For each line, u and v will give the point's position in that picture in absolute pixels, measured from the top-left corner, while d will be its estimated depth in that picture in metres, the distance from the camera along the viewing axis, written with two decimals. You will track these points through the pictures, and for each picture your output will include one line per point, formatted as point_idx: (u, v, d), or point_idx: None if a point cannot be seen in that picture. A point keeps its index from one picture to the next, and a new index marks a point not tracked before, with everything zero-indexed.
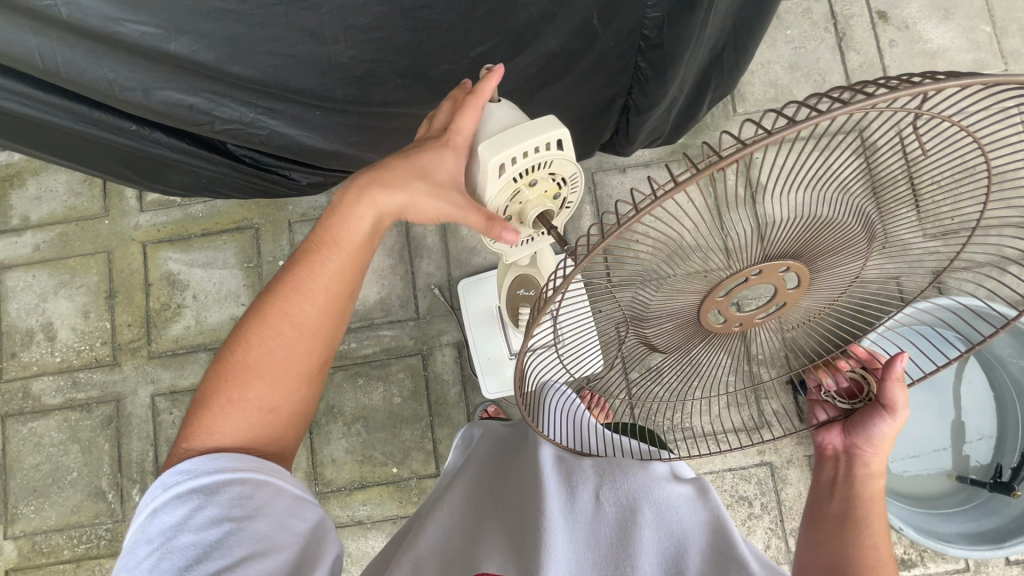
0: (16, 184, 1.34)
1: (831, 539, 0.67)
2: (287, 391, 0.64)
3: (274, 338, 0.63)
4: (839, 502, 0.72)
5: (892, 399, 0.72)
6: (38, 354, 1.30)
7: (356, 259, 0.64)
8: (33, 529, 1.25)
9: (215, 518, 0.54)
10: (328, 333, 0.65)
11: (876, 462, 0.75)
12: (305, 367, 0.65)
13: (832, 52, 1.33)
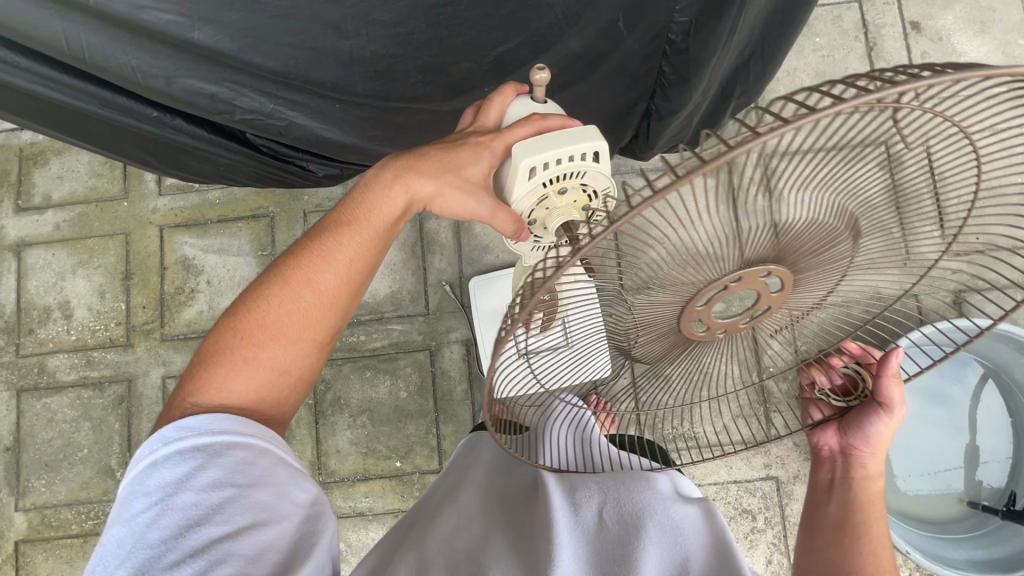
0: (39, 162, 1.36)
1: (833, 548, 0.66)
2: (299, 355, 0.63)
3: (293, 299, 0.62)
4: (836, 504, 0.71)
5: (887, 396, 0.69)
6: (55, 331, 1.32)
7: (383, 233, 0.64)
8: (43, 502, 1.28)
9: (217, 480, 0.53)
10: (344, 303, 0.65)
11: (873, 461, 0.73)
12: (319, 333, 0.64)
13: (861, 61, 1.29)
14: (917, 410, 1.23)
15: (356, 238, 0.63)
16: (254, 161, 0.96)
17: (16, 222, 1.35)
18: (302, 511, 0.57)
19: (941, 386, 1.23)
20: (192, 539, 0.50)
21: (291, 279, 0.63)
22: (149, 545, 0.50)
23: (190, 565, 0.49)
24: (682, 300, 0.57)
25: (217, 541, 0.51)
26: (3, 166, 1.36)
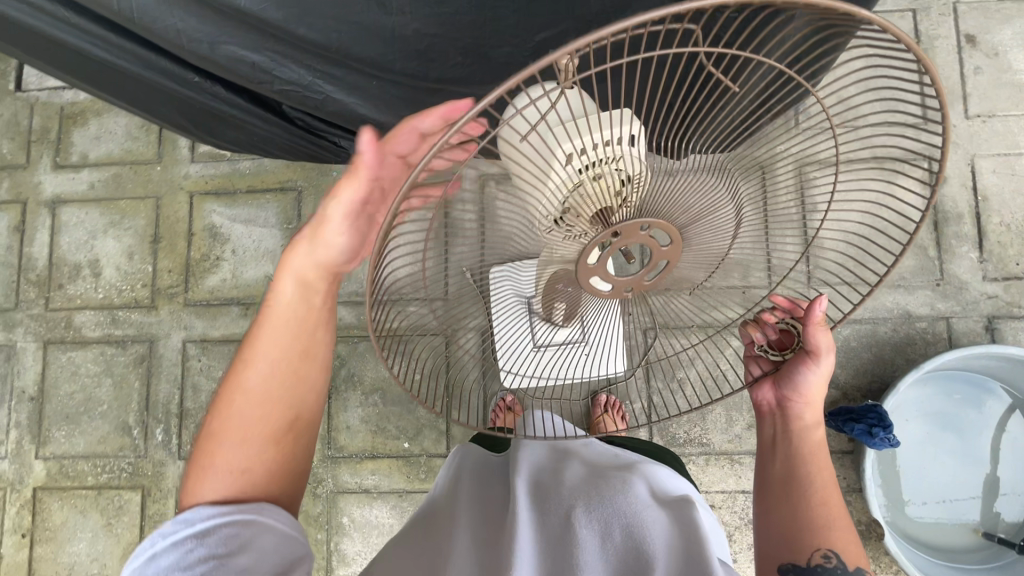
0: (79, 122, 1.39)
1: (781, 510, 0.64)
2: (257, 460, 0.54)
3: (229, 412, 0.54)
4: (782, 464, 0.66)
5: (815, 344, 0.61)
6: (83, 288, 1.35)
7: (301, 325, 0.55)
8: (62, 453, 1.32)
9: (205, 556, 0.47)
10: (292, 403, 0.55)
11: (810, 412, 0.66)
12: (277, 421, 0.55)
13: None
14: (931, 434, 1.20)
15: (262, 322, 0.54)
16: (286, 132, 0.96)
17: (53, 179, 1.38)
18: None
19: (959, 413, 1.20)
20: None
21: (220, 395, 0.55)
22: None
23: None
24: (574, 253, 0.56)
25: None
26: (43, 123, 1.39)
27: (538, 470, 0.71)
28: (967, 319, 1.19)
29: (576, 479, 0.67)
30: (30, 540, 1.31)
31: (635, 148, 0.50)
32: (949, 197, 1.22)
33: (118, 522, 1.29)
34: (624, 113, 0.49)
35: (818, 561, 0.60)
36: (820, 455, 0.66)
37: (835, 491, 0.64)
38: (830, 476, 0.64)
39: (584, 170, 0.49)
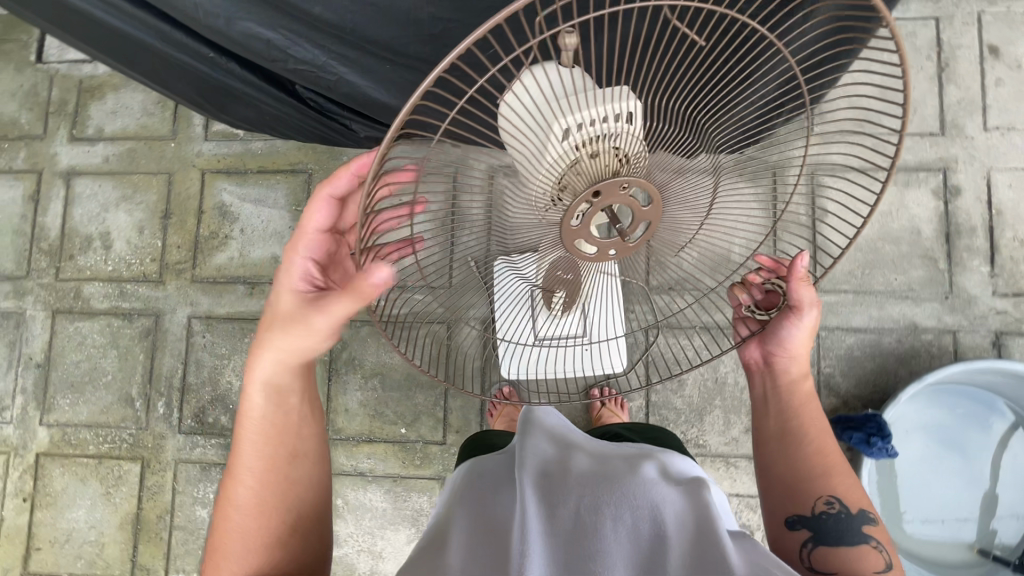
0: (96, 95, 1.40)
1: (778, 461, 0.71)
2: (254, 563, 0.64)
3: (229, 521, 0.66)
4: (775, 419, 0.74)
5: (797, 298, 0.67)
6: (93, 260, 1.37)
7: (268, 432, 0.68)
8: (65, 421, 1.34)
9: None
10: (276, 500, 0.67)
11: (795, 364, 0.74)
12: (274, 523, 0.67)
13: (931, 82, 1.24)
14: (931, 447, 1.19)
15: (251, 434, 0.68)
16: (299, 113, 0.97)
17: (68, 150, 1.40)
18: None
19: (963, 431, 1.19)
20: None
21: (219, 509, 0.68)
22: None
23: None
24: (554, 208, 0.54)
25: None
26: (62, 95, 1.41)
27: (543, 462, 0.62)
28: (975, 334, 1.18)
29: (587, 467, 0.60)
30: (30, 504, 1.33)
31: (632, 125, 0.50)
32: (962, 210, 1.21)
33: (117, 492, 1.31)
34: (625, 89, 0.48)
35: (821, 507, 0.66)
36: (810, 406, 0.73)
37: (828, 438, 0.71)
38: (821, 426, 0.72)
39: (582, 145, 0.49)
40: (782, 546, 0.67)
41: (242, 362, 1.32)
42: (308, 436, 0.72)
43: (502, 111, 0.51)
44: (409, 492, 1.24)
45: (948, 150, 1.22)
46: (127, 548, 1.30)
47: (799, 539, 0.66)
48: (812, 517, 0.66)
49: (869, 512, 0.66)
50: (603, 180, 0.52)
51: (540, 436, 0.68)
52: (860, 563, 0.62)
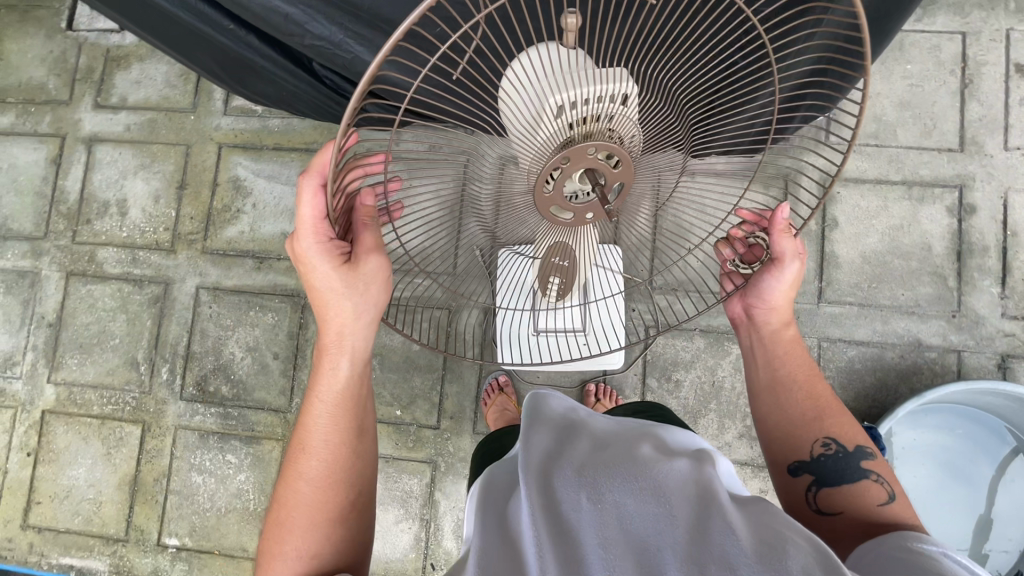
0: (122, 65, 1.43)
1: (770, 410, 0.75)
2: (318, 538, 0.64)
3: (293, 493, 0.66)
4: (765, 369, 0.77)
5: (779, 250, 0.71)
6: (109, 225, 1.40)
7: (339, 407, 0.67)
8: (72, 380, 1.37)
9: None
10: (345, 475, 0.67)
11: (777, 316, 0.77)
12: (339, 498, 0.66)
13: (952, 97, 1.22)
14: (926, 467, 1.19)
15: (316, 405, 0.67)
16: (326, 96, 1.00)
17: (92, 117, 1.43)
18: None
19: (971, 464, 1.19)
20: None
21: (286, 482, 0.67)
22: None
23: None
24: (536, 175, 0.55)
25: None
26: (89, 63, 1.44)
27: (547, 451, 0.59)
28: (980, 355, 1.16)
29: (597, 453, 0.56)
30: (34, 459, 1.36)
31: (624, 107, 0.52)
32: (976, 228, 1.19)
33: (117, 452, 1.34)
34: (620, 71, 0.49)
35: (819, 449, 0.69)
36: (795, 351, 0.77)
37: (817, 379, 0.74)
38: (808, 368, 0.75)
39: (573, 124, 0.51)
40: (791, 494, 0.69)
41: (246, 335, 1.34)
42: (372, 412, 0.73)
43: (503, 82, 0.51)
44: (400, 473, 1.25)
45: (965, 167, 1.20)
46: (123, 509, 1.33)
47: (802, 484, 0.69)
48: (811, 460, 0.69)
49: (865, 447, 0.68)
50: (575, 143, 0.52)
51: (542, 423, 0.65)
52: (863, 497, 0.64)
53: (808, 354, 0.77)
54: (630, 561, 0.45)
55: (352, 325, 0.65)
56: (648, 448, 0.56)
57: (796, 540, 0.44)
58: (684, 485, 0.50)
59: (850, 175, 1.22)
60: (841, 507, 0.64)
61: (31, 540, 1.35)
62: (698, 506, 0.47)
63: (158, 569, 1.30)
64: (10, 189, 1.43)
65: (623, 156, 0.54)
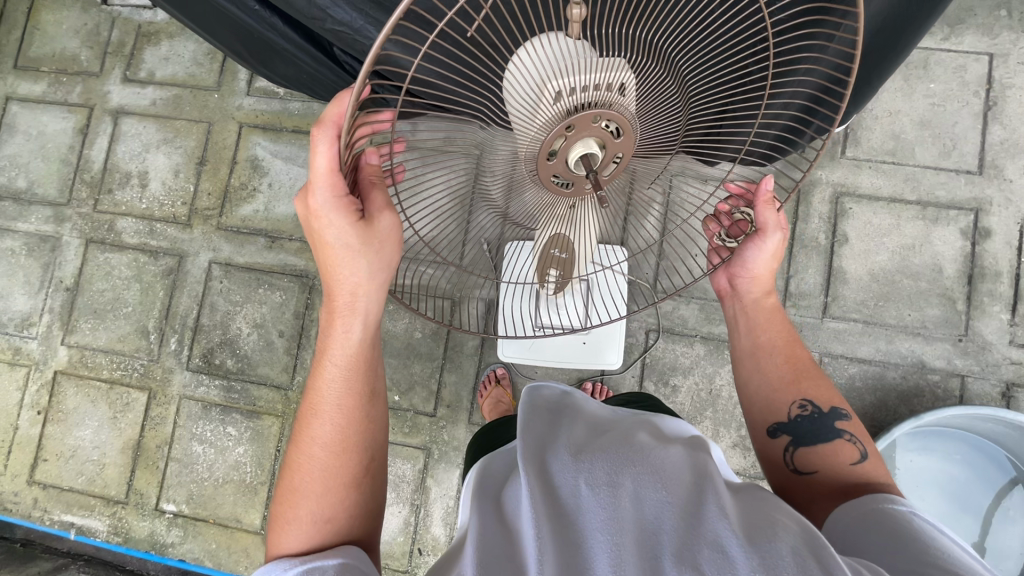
0: (152, 41, 1.47)
1: (748, 375, 0.76)
2: (333, 502, 0.62)
3: (306, 457, 0.64)
4: (745, 336, 0.79)
5: (763, 222, 0.72)
6: (130, 195, 1.44)
7: (350, 370, 0.65)
8: (85, 343, 1.41)
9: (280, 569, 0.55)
10: (358, 439, 0.65)
11: (756, 284, 0.78)
12: (354, 464, 0.65)
13: (975, 118, 1.20)
14: (919, 488, 1.19)
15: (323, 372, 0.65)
16: (342, 79, 1.01)
17: (120, 90, 1.47)
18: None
19: (974, 494, 1.18)
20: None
21: (297, 447, 0.65)
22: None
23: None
24: (533, 151, 0.56)
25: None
26: (121, 38, 1.48)
27: (542, 434, 0.59)
28: (985, 382, 1.15)
29: (600, 441, 0.56)
30: (43, 417, 1.41)
31: (622, 97, 0.53)
32: (989, 253, 1.17)
33: (122, 417, 1.38)
34: (619, 61, 0.50)
35: (796, 411, 0.71)
36: (775, 319, 0.78)
37: (796, 344, 0.76)
38: (788, 334, 0.77)
39: (570, 110, 0.52)
40: (767, 453, 0.72)
41: (253, 311, 1.37)
42: (383, 375, 0.70)
43: (507, 68, 0.51)
44: (394, 458, 1.27)
45: (983, 191, 1.19)
46: (125, 472, 1.37)
47: (780, 445, 0.70)
48: (788, 422, 0.71)
49: (841, 409, 0.70)
50: (577, 112, 0.52)
51: (538, 408, 0.66)
52: (835, 458, 0.66)
53: (788, 322, 0.79)
54: (625, 545, 0.45)
55: (367, 285, 0.62)
56: (642, 438, 0.57)
57: (788, 526, 0.46)
58: (675, 469, 0.50)
59: (864, 192, 1.21)
60: (817, 467, 0.67)
61: (36, 495, 1.39)
62: (692, 490, 0.48)
63: (154, 533, 1.34)
64: (38, 154, 1.48)
65: (623, 122, 0.54)
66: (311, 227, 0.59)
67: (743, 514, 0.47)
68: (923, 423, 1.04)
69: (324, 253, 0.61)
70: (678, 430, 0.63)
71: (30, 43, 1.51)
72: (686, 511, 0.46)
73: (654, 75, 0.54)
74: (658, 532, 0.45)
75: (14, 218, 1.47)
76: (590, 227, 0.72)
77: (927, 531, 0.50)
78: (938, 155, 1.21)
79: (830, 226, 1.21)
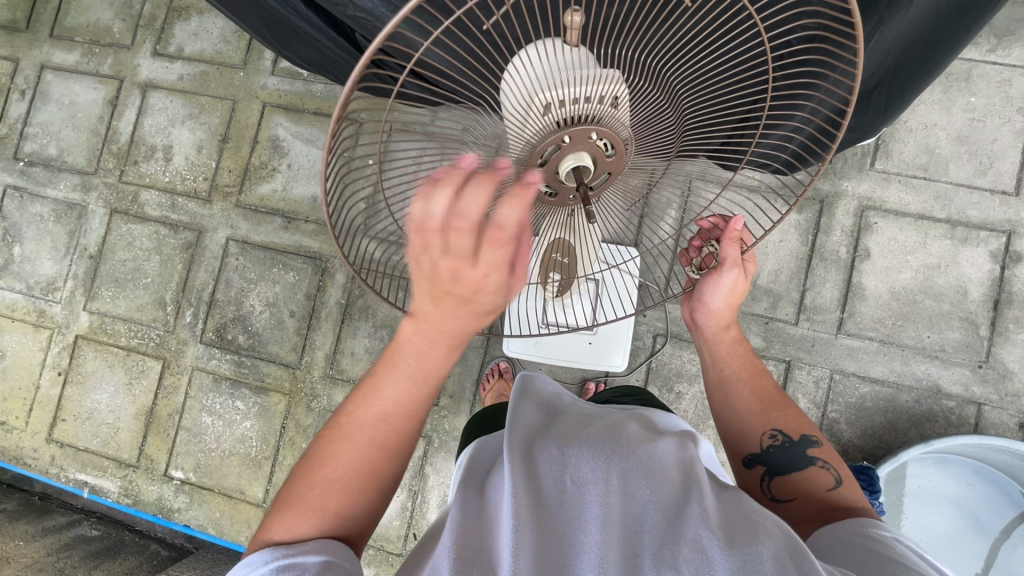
0: (182, 16, 1.48)
1: (715, 408, 0.77)
2: (358, 502, 0.58)
3: (344, 453, 0.57)
4: (711, 368, 0.78)
5: (726, 257, 0.73)
6: (154, 168, 1.47)
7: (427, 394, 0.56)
8: (105, 310, 1.45)
9: (264, 559, 0.53)
10: (403, 449, 0.59)
11: (718, 316, 0.77)
12: (388, 470, 0.59)
13: (1015, 136, 1.15)
14: (924, 512, 1.17)
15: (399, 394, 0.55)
16: (345, 53, 0.97)
17: (149, 63, 1.49)
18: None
19: (980, 519, 1.15)
20: None
21: (335, 435, 0.57)
22: None
23: None
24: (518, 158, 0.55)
25: None
26: (152, 11, 1.50)
27: (531, 426, 0.59)
28: (1001, 411, 1.11)
29: (588, 435, 0.56)
30: (63, 379, 1.46)
31: (615, 109, 0.52)
32: (1019, 278, 1.13)
33: (137, 384, 1.42)
34: (609, 73, 0.49)
35: (767, 441, 0.70)
36: (739, 351, 0.78)
37: (761, 374, 0.76)
38: (752, 366, 0.77)
39: (559, 121, 0.51)
40: (745, 485, 0.71)
41: (266, 290, 1.39)
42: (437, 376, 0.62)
43: (507, 72, 0.51)
44: None
45: (1019, 213, 1.13)
46: (138, 437, 1.41)
47: (756, 475, 0.69)
48: (762, 452, 0.70)
49: (812, 435, 0.69)
50: (575, 125, 0.51)
51: (529, 396, 0.66)
52: (813, 483, 0.66)
53: (752, 353, 0.78)
54: (608, 542, 0.44)
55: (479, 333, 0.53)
56: (634, 431, 0.57)
57: (770, 529, 0.44)
58: (661, 467, 0.50)
59: (891, 208, 1.17)
60: (797, 493, 0.66)
61: (53, 453, 1.45)
62: (677, 491, 0.48)
63: (162, 497, 1.39)
64: (69, 123, 1.51)
65: (616, 141, 0.53)
66: (463, 280, 0.43)
67: (724, 514, 0.47)
68: (932, 449, 1.01)
69: (455, 310, 0.46)
70: (670, 424, 0.65)
71: (66, 12, 1.54)
72: (669, 512, 0.46)
73: (645, 89, 0.54)
74: (641, 531, 0.45)
75: (44, 184, 1.51)
76: (587, 229, 0.71)
77: (907, 555, 0.49)
78: (972, 172, 1.16)
79: (853, 240, 1.17)
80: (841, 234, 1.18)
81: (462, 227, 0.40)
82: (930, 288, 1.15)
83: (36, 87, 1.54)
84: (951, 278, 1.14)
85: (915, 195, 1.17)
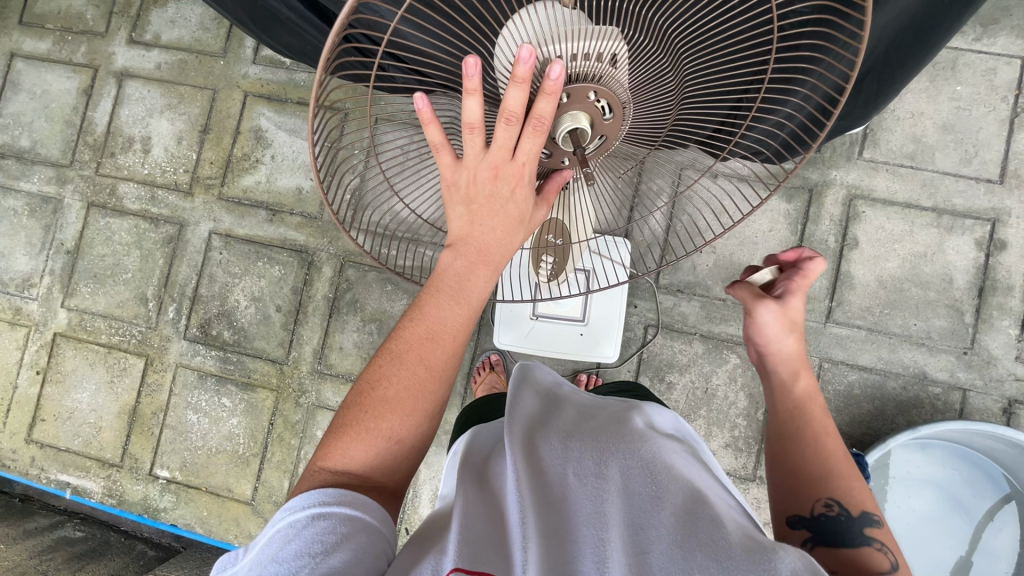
0: (158, 2, 1.43)
1: (772, 457, 0.66)
2: (409, 425, 0.58)
3: (392, 374, 0.57)
4: (773, 417, 0.67)
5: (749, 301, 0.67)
6: (132, 160, 1.43)
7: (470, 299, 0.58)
8: (84, 307, 1.41)
9: (300, 506, 0.52)
10: (447, 366, 0.59)
11: (783, 360, 0.67)
12: (436, 394, 0.59)
13: (999, 125, 1.16)
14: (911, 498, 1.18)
15: (447, 300, 0.57)
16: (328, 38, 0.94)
17: (125, 52, 1.44)
18: (363, 539, 0.50)
19: (966, 505, 1.17)
20: (280, 533, 0.50)
21: (383, 360, 0.59)
22: (264, 542, 0.51)
23: (280, 545, 0.50)
24: None
25: (293, 536, 0.50)
26: None
27: (532, 418, 0.58)
28: (986, 397, 1.13)
29: (591, 429, 0.55)
30: (42, 377, 1.42)
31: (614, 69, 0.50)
32: (1003, 266, 1.14)
33: (119, 382, 1.39)
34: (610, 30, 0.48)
35: (820, 509, 0.59)
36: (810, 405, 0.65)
37: (834, 439, 0.63)
38: (826, 427, 0.64)
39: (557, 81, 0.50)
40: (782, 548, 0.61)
41: (251, 284, 1.36)
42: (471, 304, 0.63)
43: (505, 27, 0.49)
44: None
45: (1003, 201, 1.15)
46: (121, 436, 1.38)
47: (797, 539, 0.60)
48: (810, 517, 0.60)
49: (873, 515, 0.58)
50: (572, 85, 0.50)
51: (529, 387, 0.65)
52: (861, 565, 0.54)
53: (826, 412, 0.66)
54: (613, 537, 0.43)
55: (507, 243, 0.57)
56: (636, 424, 0.56)
57: None
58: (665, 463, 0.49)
59: (879, 196, 1.18)
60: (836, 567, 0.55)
61: (33, 454, 1.41)
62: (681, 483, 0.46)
63: (148, 496, 1.36)
64: (41, 114, 1.46)
65: (613, 101, 0.52)
66: (502, 176, 0.52)
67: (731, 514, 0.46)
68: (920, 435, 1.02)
69: (492, 210, 0.54)
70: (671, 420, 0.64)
71: None
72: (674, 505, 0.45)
73: (645, 59, 0.52)
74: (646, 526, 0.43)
75: (16, 177, 1.46)
76: (578, 208, 0.70)
77: None
78: (959, 160, 1.16)
79: (840, 229, 1.18)
80: (829, 223, 1.18)
81: (506, 124, 0.49)
82: (917, 277, 1.16)
83: (6, 77, 1.48)
84: (936, 266, 1.15)
85: (902, 183, 1.17)
